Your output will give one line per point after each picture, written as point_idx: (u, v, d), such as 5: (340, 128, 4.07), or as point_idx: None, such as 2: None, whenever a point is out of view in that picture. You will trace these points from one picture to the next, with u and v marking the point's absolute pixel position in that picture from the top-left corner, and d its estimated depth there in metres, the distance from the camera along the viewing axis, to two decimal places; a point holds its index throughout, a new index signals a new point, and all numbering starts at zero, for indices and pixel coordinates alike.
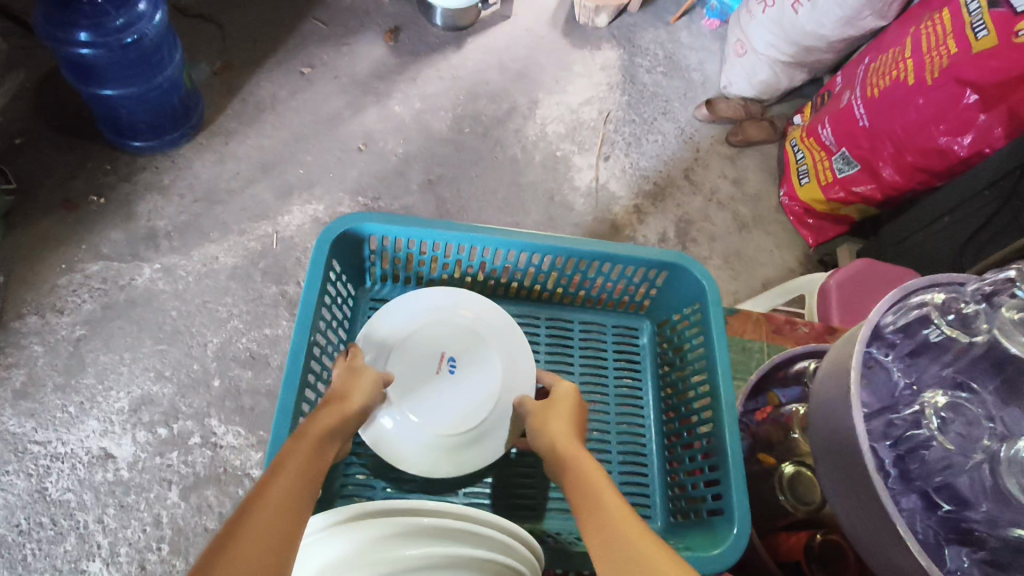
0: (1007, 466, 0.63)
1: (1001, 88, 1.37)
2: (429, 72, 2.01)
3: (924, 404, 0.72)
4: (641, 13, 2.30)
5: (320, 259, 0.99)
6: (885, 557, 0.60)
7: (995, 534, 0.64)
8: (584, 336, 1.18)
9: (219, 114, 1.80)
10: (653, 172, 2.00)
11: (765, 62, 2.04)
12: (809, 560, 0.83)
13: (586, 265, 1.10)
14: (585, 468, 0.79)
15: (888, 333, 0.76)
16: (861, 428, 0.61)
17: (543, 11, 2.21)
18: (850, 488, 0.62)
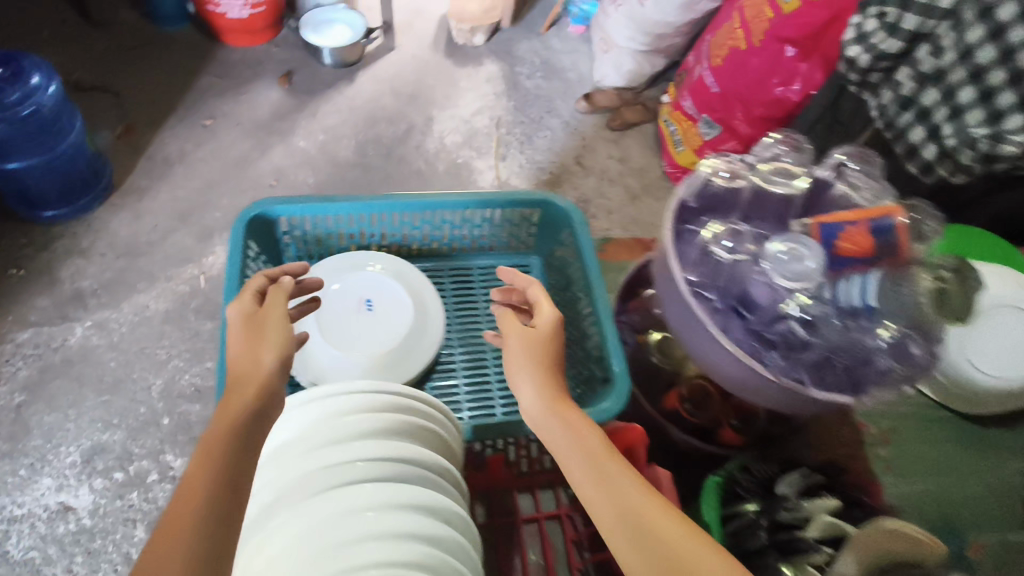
0: (773, 266, 0.94)
1: (812, 39, 1.65)
2: (327, 106, 2.15)
3: (710, 234, 1.00)
4: (513, 28, 2.53)
5: (237, 240, 1.07)
6: (713, 355, 0.86)
7: (773, 313, 0.93)
8: (484, 283, 1.35)
9: (128, 174, 1.87)
10: (548, 163, 2.20)
11: (629, 55, 2.28)
12: (684, 405, 1.24)
13: (472, 215, 1.26)
14: (565, 422, 0.86)
15: (692, 207, 1.03)
16: (679, 275, 0.87)
17: (424, 39, 2.41)
18: (683, 324, 0.90)
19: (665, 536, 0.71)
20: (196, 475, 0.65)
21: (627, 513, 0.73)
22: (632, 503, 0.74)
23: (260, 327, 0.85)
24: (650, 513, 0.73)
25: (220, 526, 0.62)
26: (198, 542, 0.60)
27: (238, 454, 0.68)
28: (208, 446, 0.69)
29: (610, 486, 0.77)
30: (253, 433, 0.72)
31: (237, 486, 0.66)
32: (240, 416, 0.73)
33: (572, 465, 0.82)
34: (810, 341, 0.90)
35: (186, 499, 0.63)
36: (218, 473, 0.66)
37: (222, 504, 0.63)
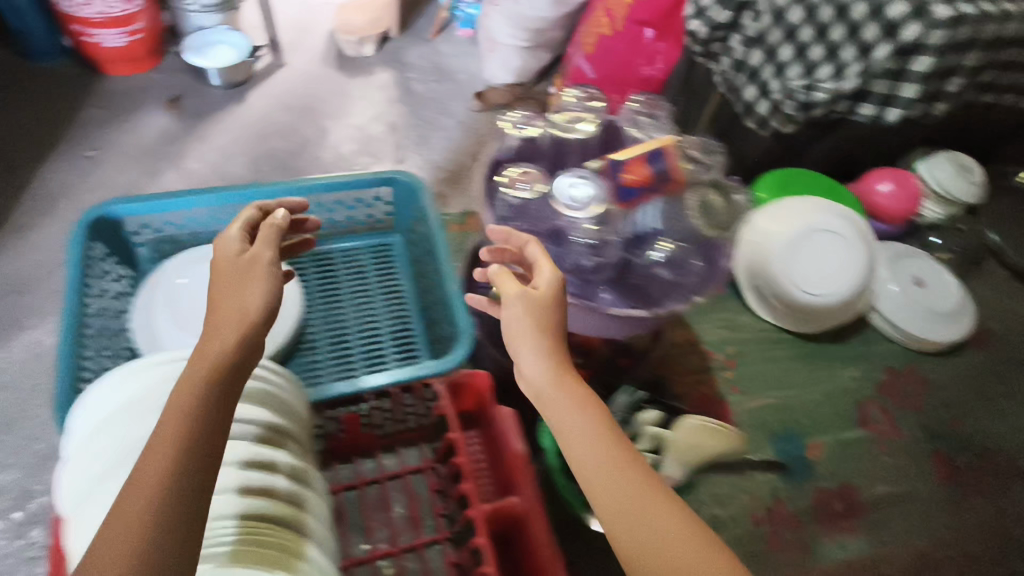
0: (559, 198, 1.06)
1: (663, 17, 1.81)
2: (218, 127, 2.15)
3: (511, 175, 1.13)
4: (402, 37, 2.60)
5: (77, 238, 1.09)
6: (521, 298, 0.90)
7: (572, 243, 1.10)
8: (347, 267, 1.41)
9: (10, 212, 1.83)
10: (446, 162, 2.25)
11: (513, 52, 2.35)
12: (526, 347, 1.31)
13: (325, 201, 1.31)
14: (564, 404, 0.84)
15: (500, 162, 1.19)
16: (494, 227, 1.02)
17: (313, 54, 2.45)
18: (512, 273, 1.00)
19: (663, 528, 0.73)
20: (163, 447, 0.66)
21: (623, 502, 0.76)
22: (626, 489, 0.76)
23: (249, 274, 0.82)
24: (644, 501, 0.76)
25: (184, 493, 0.64)
26: (159, 519, 0.62)
27: (208, 428, 0.69)
28: (175, 415, 0.69)
29: (608, 475, 0.78)
30: (219, 398, 0.71)
31: (202, 459, 0.66)
32: (203, 384, 0.71)
33: (571, 442, 0.82)
34: (600, 262, 1.12)
35: (150, 479, 0.64)
36: (178, 446, 0.66)
37: (187, 484, 0.64)
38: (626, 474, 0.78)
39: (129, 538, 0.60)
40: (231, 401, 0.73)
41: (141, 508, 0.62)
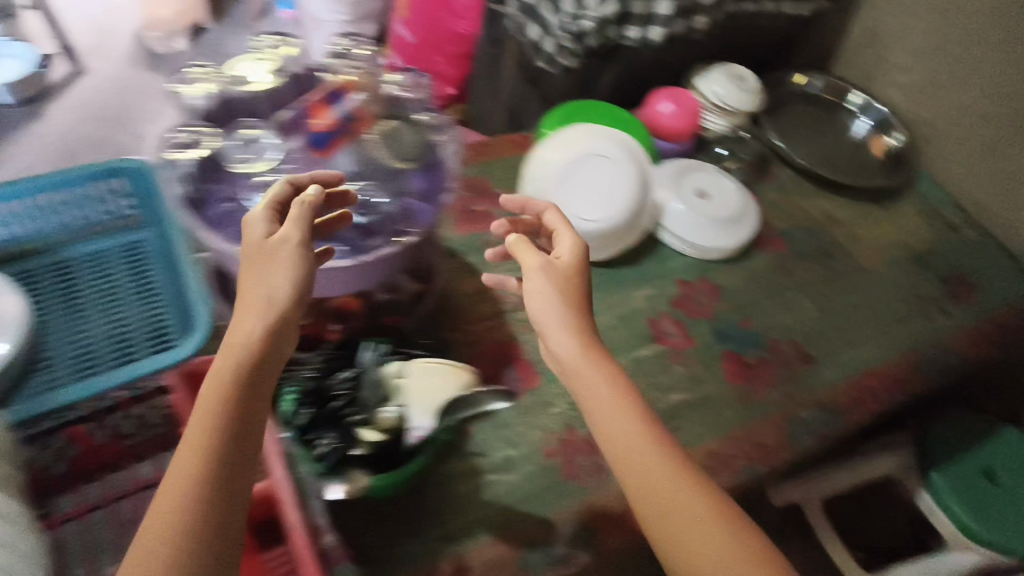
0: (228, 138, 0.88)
1: None
2: (13, 150, 1.93)
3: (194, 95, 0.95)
4: (218, 27, 2.42)
5: None
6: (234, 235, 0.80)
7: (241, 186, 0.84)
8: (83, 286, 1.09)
9: None
10: None
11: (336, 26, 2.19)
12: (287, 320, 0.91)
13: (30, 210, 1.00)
14: (604, 406, 0.63)
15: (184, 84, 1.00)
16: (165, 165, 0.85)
17: (120, 58, 2.24)
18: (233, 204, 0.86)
19: (698, 537, 0.56)
20: (184, 454, 0.51)
21: (670, 513, 0.57)
22: (679, 502, 0.58)
23: (278, 256, 0.60)
24: (699, 519, 0.57)
25: (203, 541, 0.48)
26: (180, 557, 0.47)
27: (224, 449, 0.52)
28: (216, 411, 0.53)
29: (661, 491, 0.58)
30: (233, 415, 0.53)
31: (219, 483, 0.51)
32: (230, 388, 0.54)
33: (629, 448, 0.60)
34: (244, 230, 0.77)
35: (177, 489, 0.50)
36: (200, 473, 0.50)
37: (202, 521, 0.49)
38: (681, 481, 0.59)
39: (148, 575, 0.47)
40: (260, 413, 0.55)
41: (176, 527, 0.48)
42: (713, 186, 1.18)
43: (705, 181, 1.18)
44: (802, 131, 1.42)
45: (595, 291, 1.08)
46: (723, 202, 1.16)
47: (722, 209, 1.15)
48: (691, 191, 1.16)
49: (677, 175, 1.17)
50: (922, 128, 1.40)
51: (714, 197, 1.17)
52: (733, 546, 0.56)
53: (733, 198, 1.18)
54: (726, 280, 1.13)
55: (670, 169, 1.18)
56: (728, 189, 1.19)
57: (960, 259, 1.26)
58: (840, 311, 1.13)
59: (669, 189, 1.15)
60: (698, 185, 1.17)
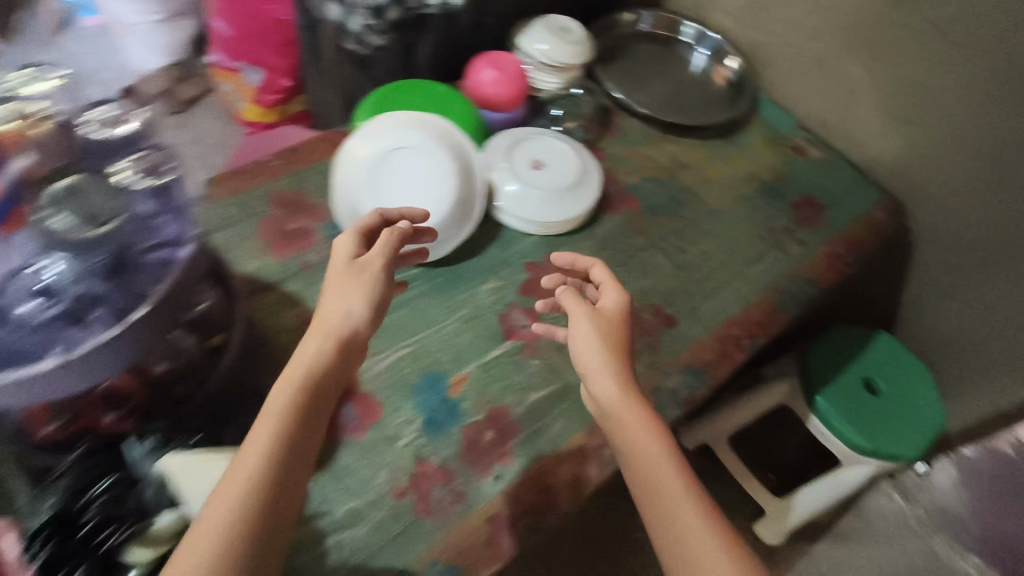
0: None
1: None
2: None
3: None
4: None
5: None
6: None
7: None
8: None
9: None
10: None
11: None
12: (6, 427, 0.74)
13: None
14: (635, 438, 0.72)
15: None
16: None
17: None
18: None
19: (676, 508, 0.67)
20: (249, 459, 0.61)
21: (653, 482, 0.69)
22: (670, 479, 0.69)
23: (356, 278, 0.76)
24: (679, 499, 0.67)
25: (250, 536, 0.58)
26: (235, 541, 0.57)
27: (279, 465, 0.62)
28: (275, 417, 0.64)
29: (657, 471, 0.69)
30: (300, 430, 0.65)
31: (279, 494, 0.61)
32: (301, 404, 0.66)
33: (636, 442, 0.72)
34: None
35: (230, 494, 0.59)
36: (265, 478, 0.61)
37: (255, 521, 0.58)
38: (671, 465, 0.70)
39: (205, 549, 0.56)
40: (313, 438, 0.66)
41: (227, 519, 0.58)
42: (548, 152, 1.11)
43: (540, 149, 1.10)
44: (639, 78, 1.37)
45: (436, 291, 0.98)
46: (559, 169, 1.09)
47: (558, 177, 1.08)
48: (525, 162, 1.08)
49: (509, 148, 1.09)
50: (755, 54, 1.40)
51: (551, 164, 1.09)
52: (703, 523, 0.66)
53: (570, 163, 1.11)
54: (578, 253, 1.07)
55: (501, 143, 1.09)
56: (564, 152, 1.12)
57: (806, 181, 1.26)
58: (697, 261, 1.10)
59: (501, 165, 1.06)
60: (532, 154, 1.09)
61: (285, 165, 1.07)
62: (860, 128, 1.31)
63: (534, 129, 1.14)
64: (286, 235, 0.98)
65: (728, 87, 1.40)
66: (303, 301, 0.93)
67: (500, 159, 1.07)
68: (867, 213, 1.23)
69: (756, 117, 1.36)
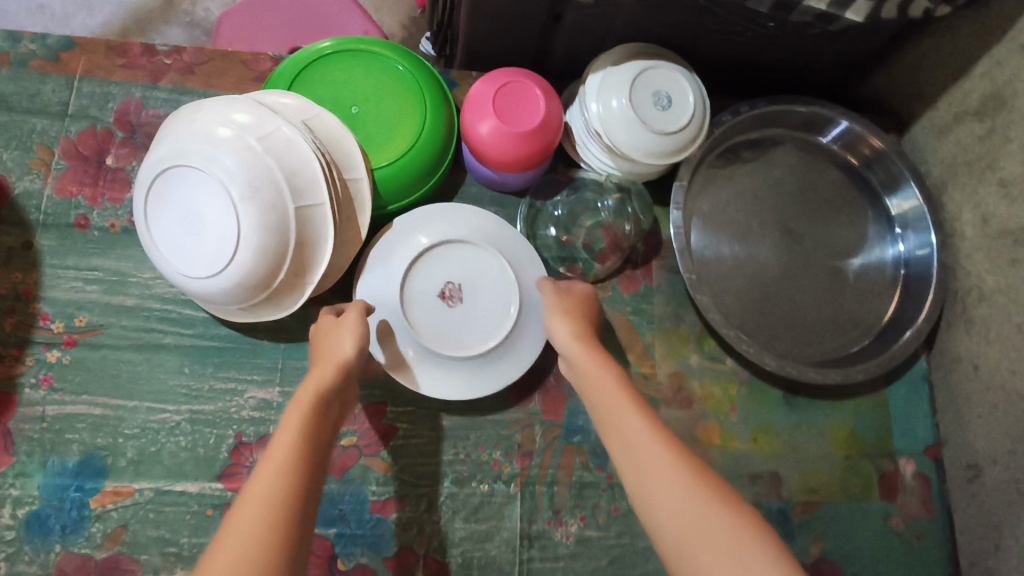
0: None
1: None
2: None
3: None
4: None
5: None
6: None
7: None
8: None
9: None
10: None
11: None
12: None
13: None
14: (604, 387, 0.59)
15: None
16: None
17: None
18: None
19: (654, 479, 0.50)
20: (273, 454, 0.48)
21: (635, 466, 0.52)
22: (627, 430, 0.54)
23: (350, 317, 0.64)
24: (646, 454, 0.52)
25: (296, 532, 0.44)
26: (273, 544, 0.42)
27: (304, 454, 0.49)
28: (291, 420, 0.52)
29: (618, 435, 0.55)
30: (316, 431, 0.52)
31: (317, 465, 0.50)
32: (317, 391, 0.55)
33: (614, 404, 0.57)
34: None
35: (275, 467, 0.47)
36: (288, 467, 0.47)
37: (307, 473, 0.48)
38: (631, 411, 0.56)
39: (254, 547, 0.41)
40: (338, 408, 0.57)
41: (253, 521, 0.43)
42: (490, 295, 0.71)
43: (492, 280, 0.71)
44: (752, 223, 0.85)
45: (199, 357, 0.70)
46: (464, 331, 0.70)
47: (453, 325, 0.70)
48: (450, 268, 0.71)
49: (459, 236, 0.71)
50: (967, 303, 0.80)
51: (461, 315, 0.70)
52: (674, 465, 0.50)
53: (487, 334, 0.70)
54: (412, 427, 0.71)
55: (468, 220, 0.73)
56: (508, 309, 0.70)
57: (845, 542, 0.75)
58: (560, 550, 0.70)
59: (421, 241, 0.71)
60: (467, 275, 0.71)
61: (176, 68, 0.77)
62: (1015, 529, 0.71)
63: (523, 239, 0.74)
64: (90, 166, 0.73)
65: (883, 321, 0.83)
66: (37, 267, 0.69)
67: (433, 235, 0.71)
68: None
69: (876, 393, 0.81)
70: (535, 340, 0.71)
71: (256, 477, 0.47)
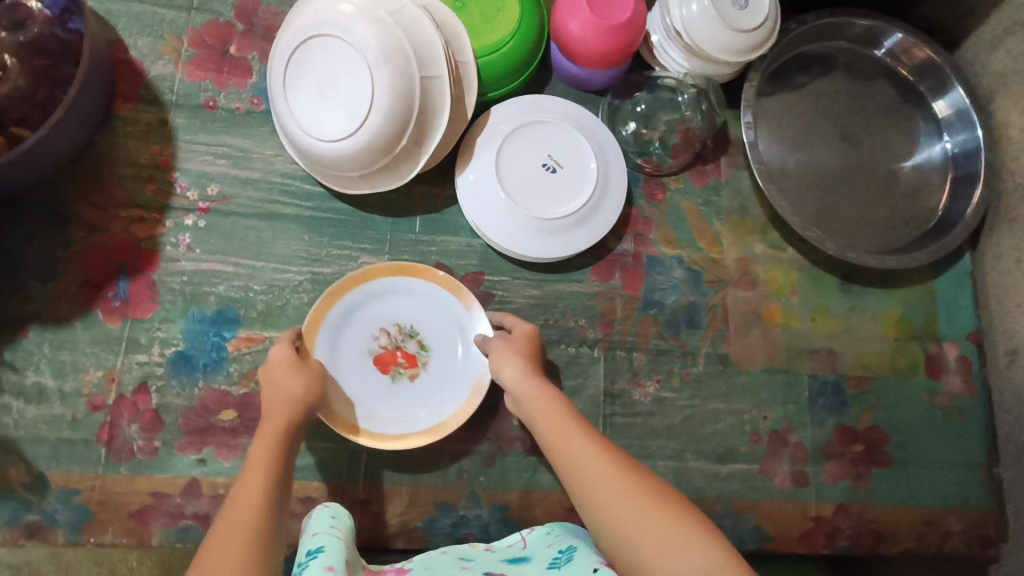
0: None
1: None
2: None
3: None
4: None
5: None
6: None
7: None
8: None
9: None
10: None
11: None
12: None
13: None
14: (546, 410, 0.59)
15: None
16: None
17: None
18: None
19: (600, 475, 0.51)
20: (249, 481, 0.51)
21: (578, 474, 0.52)
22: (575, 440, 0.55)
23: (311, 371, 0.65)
24: (594, 454, 0.53)
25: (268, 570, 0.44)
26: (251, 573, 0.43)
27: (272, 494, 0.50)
28: (259, 453, 0.55)
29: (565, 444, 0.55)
30: (283, 454, 0.56)
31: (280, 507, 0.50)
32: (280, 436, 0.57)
33: (561, 418, 0.57)
34: None
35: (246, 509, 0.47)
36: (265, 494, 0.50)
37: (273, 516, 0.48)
38: (575, 425, 0.56)
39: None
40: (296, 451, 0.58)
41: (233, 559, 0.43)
42: (577, 191, 0.77)
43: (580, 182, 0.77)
44: (812, 129, 0.91)
45: (314, 227, 0.77)
46: (562, 187, 0.77)
47: (538, 199, 0.77)
48: (563, 149, 0.79)
49: (534, 120, 0.78)
50: (1011, 202, 0.86)
51: (562, 176, 0.78)
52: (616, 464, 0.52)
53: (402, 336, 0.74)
54: (507, 294, 0.78)
55: (549, 133, 0.79)
56: (589, 211, 0.77)
57: (893, 414, 0.83)
58: (639, 408, 0.78)
59: (501, 129, 0.78)
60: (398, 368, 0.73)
61: None
62: None
63: (604, 129, 0.81)
64: (214, 54, 0.80)
65: (933, 220, 0.89)
66: (172, 142, 0.77)
67: (509, 122, 0.79)
68: (929, 510, 0.81)
69: (924, 284, 0.88)
70: (619, 197, 0.79)
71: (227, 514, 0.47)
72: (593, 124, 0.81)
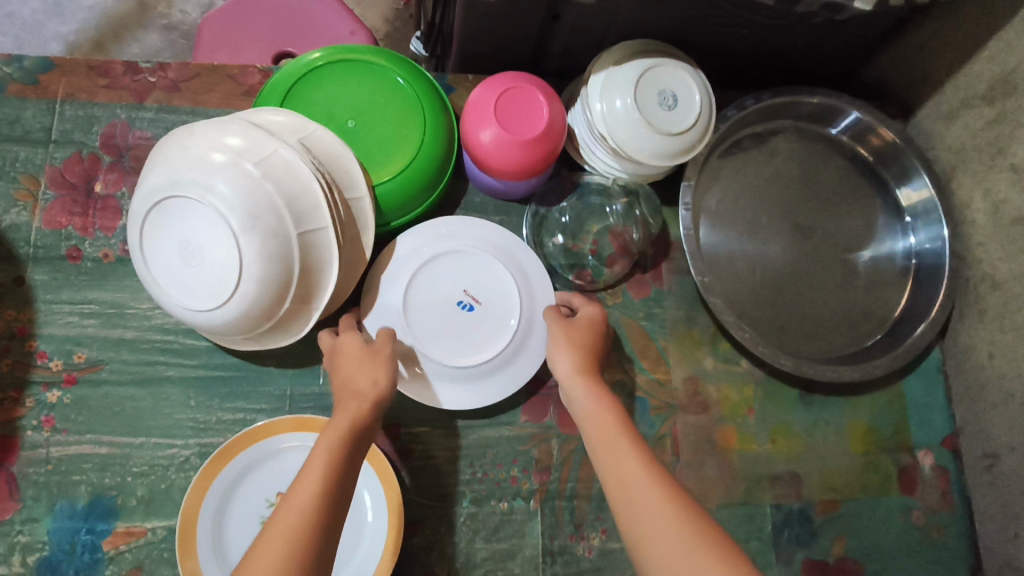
0: None
1: None
2: None
3: None
4: None
5: None
6: None
7: None
8: None
9: None
10: None
11: None
12: None
13: None
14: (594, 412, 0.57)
15: None
16: None
17: None
18: None
19: (639, 502, 0.48)
20: (303, 482, 0.48)
21: (620, 487, 0.50)
22: (618, 457, 0.52)
23: (377, 363, 0.60)
24: (637, 477, 0.50)
25: None
26: None
27: (321, 513, 0.46)
28: (321, 452, 0.51)
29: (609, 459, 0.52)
30: (343, 465, 0.51)
31: (333, 531, 0.47)
32: (341, 436, 0.53)
33: (607, 424, 0.55)
34: None
35: (280, 535, 0.44)
36: (315, 509, 0.46)
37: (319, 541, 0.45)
38: (621, 437, 0.53)
39: None
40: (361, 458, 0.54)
41: None
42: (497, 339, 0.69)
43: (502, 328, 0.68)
44: (760, 219, 0.83)
45: (204, 387, 0.68)
46: (479, 332, 0.69)
47: (451, 344, 0.68)
48: (484, 287, 0.70)
49: (461, 245, 0.70)
50: (980, 292, 0.79)
51: (479, 318, 0.69)
52: (659, 494, 0.48)
53: None
54: (428, 448, 0.70)
55: (478, 263, 0.70)
56: (509, 355, 0.69)
57: (868, 538, 0.75)
58: (584, 564, 0.70)
59: (424, 253, 0.70)
60: None
61: (161, 86, 0.74)
62: None
63: (534, 255, 0.72)
64: (78, 194, 0.70)
65: (893, 314, 0.82)
66: (30, 304, 0.67)
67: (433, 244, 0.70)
68: None
69: (893, 385, 0.80)
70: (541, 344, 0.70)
71: (264, 540, 0.44)
72: (519, 252, 0.71)
